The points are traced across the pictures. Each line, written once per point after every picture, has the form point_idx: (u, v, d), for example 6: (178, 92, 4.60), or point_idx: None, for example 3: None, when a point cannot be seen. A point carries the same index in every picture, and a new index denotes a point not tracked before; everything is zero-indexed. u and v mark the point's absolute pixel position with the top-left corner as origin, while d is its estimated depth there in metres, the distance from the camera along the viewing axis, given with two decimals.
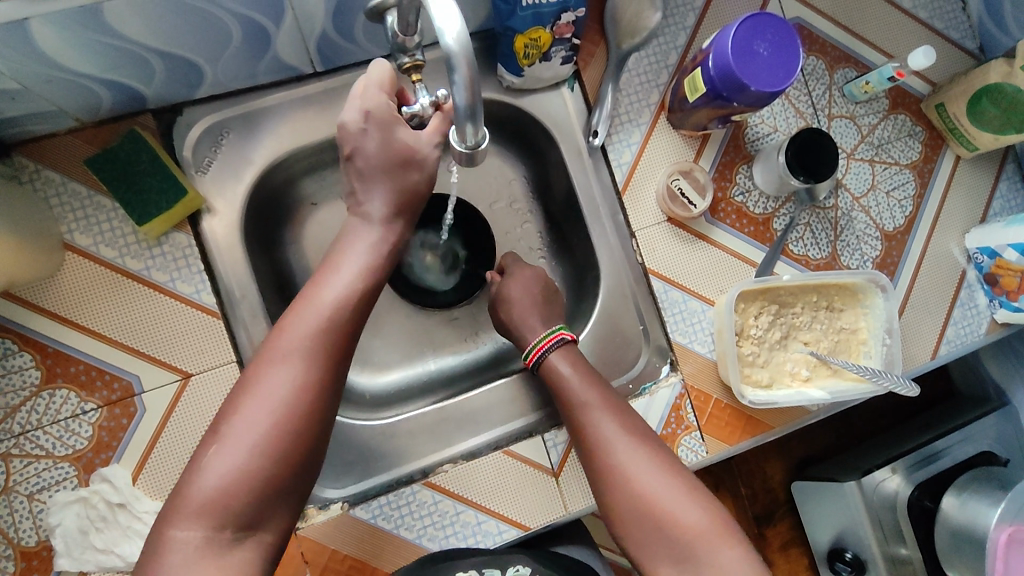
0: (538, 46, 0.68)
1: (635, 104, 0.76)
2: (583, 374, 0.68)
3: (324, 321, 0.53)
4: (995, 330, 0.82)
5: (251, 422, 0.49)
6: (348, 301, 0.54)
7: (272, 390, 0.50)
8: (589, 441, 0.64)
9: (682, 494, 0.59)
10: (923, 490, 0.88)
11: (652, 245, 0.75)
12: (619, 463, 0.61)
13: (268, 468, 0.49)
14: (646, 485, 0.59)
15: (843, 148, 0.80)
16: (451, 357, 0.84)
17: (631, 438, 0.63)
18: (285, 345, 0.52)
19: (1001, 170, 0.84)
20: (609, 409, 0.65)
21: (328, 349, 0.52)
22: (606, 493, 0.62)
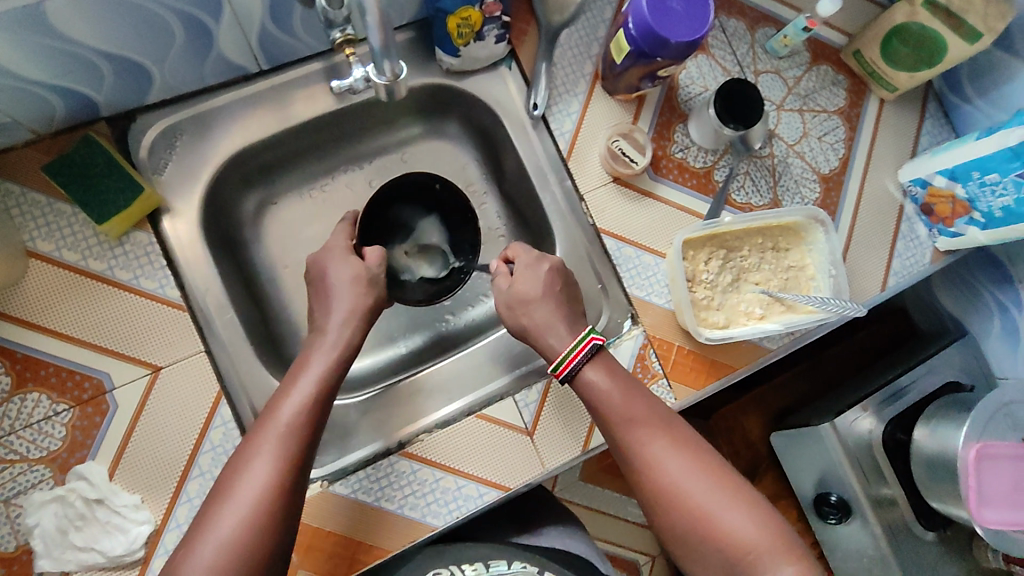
0: (470, 25, 0.71)
1: (571, 75, 0.80)
2: (621, 387, 0.67)
3: (290, 430, 0.57)
4: (939, 259, 0.86)
5: (219, 529, 0.52)
6: (311, 406, 0.59)
7: (241, 495, 0.54)
8: (637, 461, 0.64)
9: (736, 512, 0.61)
10: (896, 424, 0.92)
11: (601, 206, 0.78)
12: (671, 484, 0.62)
13: (239, 565, 0.51)
14: (700, 504, 0.62)
15: (772, 100, 0.85)
16: (419, 338, 0.86)
17: (680, 454, 0.64)
18: (252, 458, 0.55)
19: (925, 108, 0.89)
20: (656, 424, 0.65)
21: (295, 458, 0.56)
22: (658, 512, 0.64)
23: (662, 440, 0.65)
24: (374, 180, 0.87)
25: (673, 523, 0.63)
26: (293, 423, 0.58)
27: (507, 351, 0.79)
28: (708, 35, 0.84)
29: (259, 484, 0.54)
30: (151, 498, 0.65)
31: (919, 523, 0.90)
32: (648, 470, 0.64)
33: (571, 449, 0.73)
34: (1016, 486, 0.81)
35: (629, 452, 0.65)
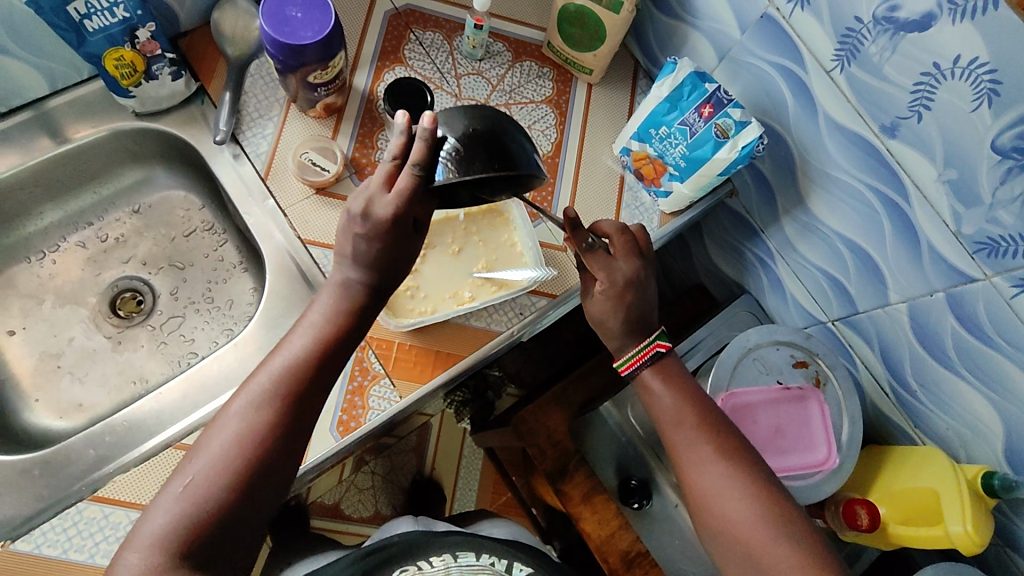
0: (129, 66, 0.74)
1: (264, 101, 0.82)
2: (680, 393, 0.70)
3: (284, 376, 0.57)
4: (667, 222, 0.87)
5: (194, 466, 0.53)
6: (314, 351, 0.59)
7: (224, 433, 0.54)
8: (679, 466, 0.67)
9: (783, 536, 0.61)
10: None
11: (304, 218, 0.79)
12: (710, 501, 0.64)
13: (216, 497, 0.52)
14: (738, 522, 0.63)
15: (476, 100, 0.89)
16: (158, 377, 0.83)
17: (739, 471, 0.65)
18: (237, 401, 0.56)
19: (635, 86, 0.94)
20: (702, 433, 0.67)
21: (284, 397, 0.56)
22: (699, 517, 0.66)
23: (713, 461, 0.66)
24: (104, 235, 0.89)
25: (718, 543, 0.64)
26: (297, 361, 0.58)
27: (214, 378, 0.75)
28: (405, 49, 0.88)
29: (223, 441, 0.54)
30: None
31: None
32: (693, 489, 0.66)
33: None
34: (776, 430, 0.81)
35: (687, 470, 0.66)
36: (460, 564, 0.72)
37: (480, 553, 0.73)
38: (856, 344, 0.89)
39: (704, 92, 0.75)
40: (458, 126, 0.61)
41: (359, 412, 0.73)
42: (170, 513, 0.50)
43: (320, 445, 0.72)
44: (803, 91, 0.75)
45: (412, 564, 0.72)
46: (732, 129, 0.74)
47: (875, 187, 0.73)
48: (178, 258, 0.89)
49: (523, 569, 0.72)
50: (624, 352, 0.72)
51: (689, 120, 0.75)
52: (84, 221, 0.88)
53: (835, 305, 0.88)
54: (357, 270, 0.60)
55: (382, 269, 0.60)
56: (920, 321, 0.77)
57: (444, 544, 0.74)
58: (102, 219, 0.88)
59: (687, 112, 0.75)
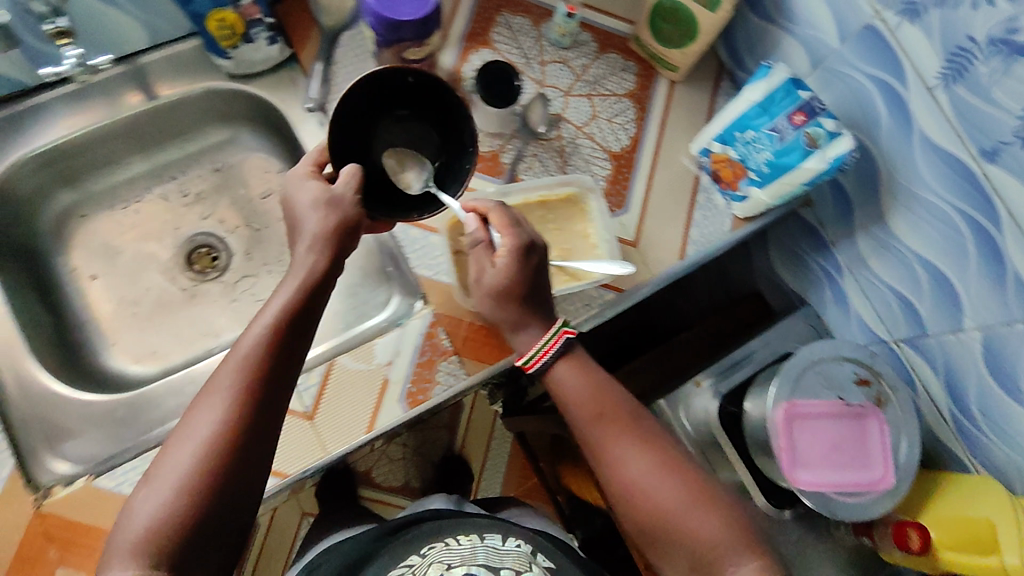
0: (230, 27, 0.75)
1: (353, 73, 0.83)
2: (587, 379, 0.67)
3: (243, 373, 0.56)
4: (740, 226, 0.87)
5: (172, 470, 0.52)
6: (257, 352, 0.57)
7: (187, 438, 0.54)
8: (605, 457, 0.64)
9: (710, 513, 0.61)
10: (728, 397, 0.92)
11: None
12: (635, 484, 0.63)
13: (194, 494, 0.52)
14: (665, 509, 0.61)
15: (558, 88, 0.88)
16: (229, 334, 0.86)
17: (663, 462, 0.64)
18: (200, 402, 0.55)
19: (717, 87, 0.93)
20: (628, 426, 0.65)
21: (244, 396, 0.55)
22: (623, 509, 0.64)
23: (630, 445, 0.64)
24: (186, 191, 0.91)
25: (646, 530, 0.62)
26: (246, 360, 0.56)
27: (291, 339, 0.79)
28: (492, 31, 0.89)
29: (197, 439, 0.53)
30: None
31: (766, 500, 0.87)
32: (614, 479, 0.64)
33: (356, 430, 0.73)
34: (833, 446, 0.81)
35: (597, 454, 0.65)
36: (486, 544, 0.71)
37: (506, 537, 0.73)
38: (919, 366, 0.87)
39: (798, 99, 0.74)
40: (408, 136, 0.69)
41: (427, 385, 0.75)
42: (150, 513, 0.51)
43: (388, 415, 0.73)
44: (900, 106, 0.73)
45: (441, 540, 0.72)
46: (823, 139, 0.73)
47: (964, 211, 0.72)
48: (254, 219, 0.92)
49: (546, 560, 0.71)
50: (530, 345, 0.67)
51: (779, 126, 0.75)
52: (166, 176, 0.90)
53: (903, 326, 0.87)
54: (319, 256, 0.62)
55: (330, 253, 0.62)
56: (994, 350, 0.76)
57: (473, 526, 0.75)
58: (184, 175, 0.91)
59: (778, 118, 0.75)
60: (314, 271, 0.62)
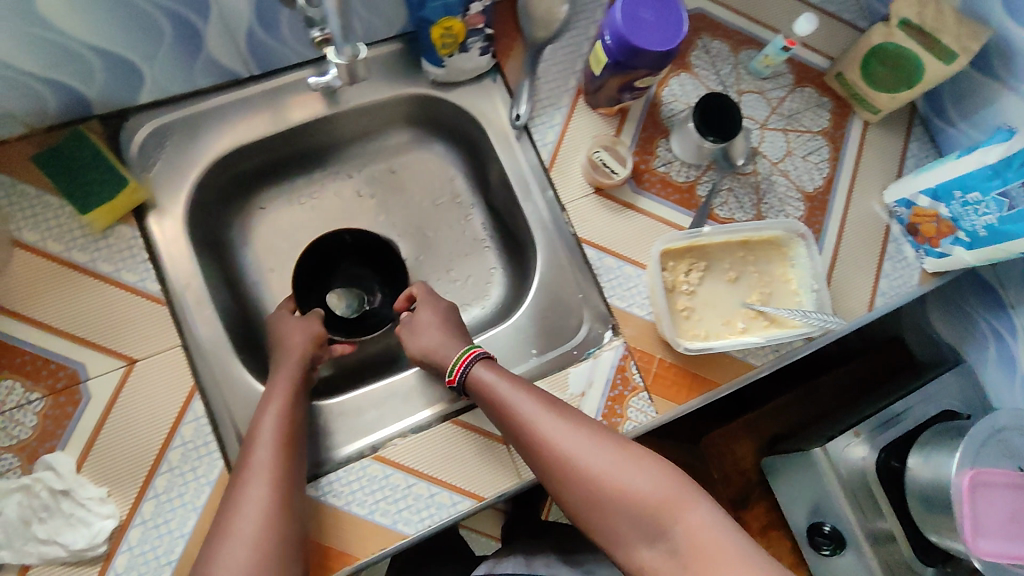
0: (453, 36, 0.73)
1: (555, 90, 0.81)
2: (509, 379, 0.66)
3: (274, 458, 0.61)
4: (928, 281, 0.85)
5: (241, 531, 0.55)
6: (281, 443, 0.62)
7: (252, 505, 0.57)
8: (520, 433, 0.62)
9: (638, 464, 0.58)
10: (889, 451, 0.90)
11: (583, 216, 0.79)
12: (574, 463, 0.59)
13: (264, 558, 0.55)
14: (595, 468, 0.58)
15: (755, 120, 0.86)
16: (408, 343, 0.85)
17: (610, 439, 0.60)
18: (257, 467, 0.59)
19: (910, 132, 0.90)
20: (540, 402, 0.63)
21: (284, 483, 0.59)
22: (558, 485, 0.60)
23: (563, 424, 0.62)
24: (362, 190, 0.90)
25: (572, 497, 0.59)
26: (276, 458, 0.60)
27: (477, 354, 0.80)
28: (691, 56, 0.86)
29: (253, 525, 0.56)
30: (118, 492, 0.63)
31: (915, 555, 0.87)
32: (535, 448, 0.61)
33: None
34: (1012, 517, 0.77)
35: (509, 419, 0.63)
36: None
37: None
38: None
39: None
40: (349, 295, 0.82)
41: (619, 421, 0.74)
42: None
43: None
44: None
45: None
46: None
47: None
48: (427, 225, 0.91)
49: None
50: (450, 360, 0.70)
51: (1012, 192, 0.72)
52: (343, 173, 0.89)
53: None
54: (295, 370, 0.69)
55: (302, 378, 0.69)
56: None
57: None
58: (362, 173, 0.90)
59: (1012, 184, 0.71)
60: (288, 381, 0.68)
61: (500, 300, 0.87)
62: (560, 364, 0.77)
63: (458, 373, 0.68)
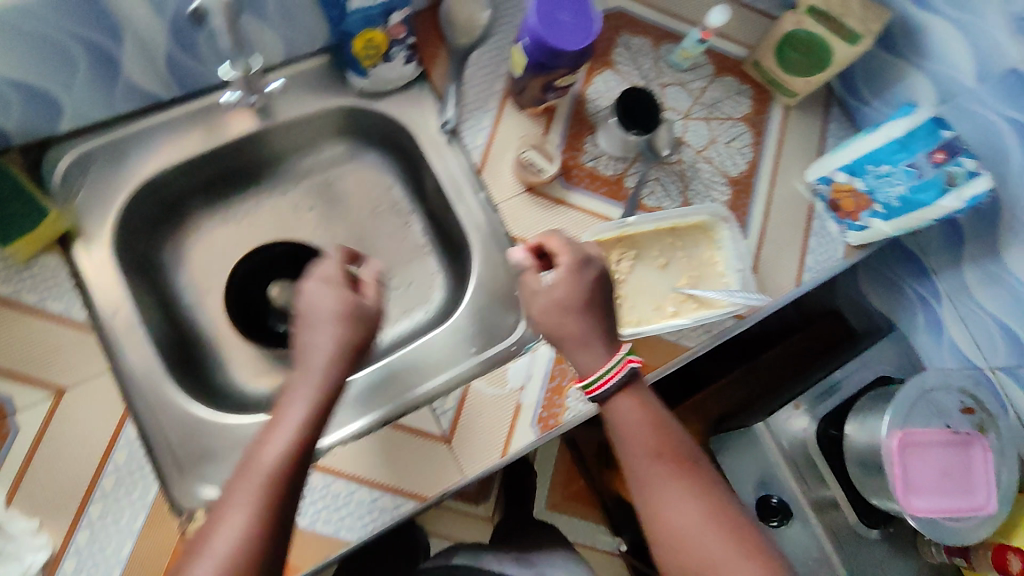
0: (376, 47, 0.74)
1: (482, 93, 0.82)
2: (654, 425, 0.64)
3: (290, 464, 0.55)
4: (852, 254, 0.88)
5: (216, 550, 0.50)
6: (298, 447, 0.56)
7: (257, 508, 0.52)
8: (642, 491, 0.63)
9: (742, 562, 0.59)
10: (827, 420, 0.95)
11: (515, 215, 0.80)
12: (676, 534, 0.60)
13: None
14: (709, 556, 0.59)
15: (678, 111, 0.89)
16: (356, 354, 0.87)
17: (678, 488, 0.62)
18: (280, 463, 0.54)
19: (828, 113, 0.93)
20: (675, 478, 0.62)
21: (281, 489, 0.54)
22: (658, 557, 0.62)
23: (681, 489, 0.62)
24: (298, 204, 0.90)
25: (669, 561, 0.61)
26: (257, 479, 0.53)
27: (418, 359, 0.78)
28: (614, 53, 0.88)
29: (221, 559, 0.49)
30: (52, 523, 0.62)
31: (858, 520, 0.92)
32: (657, 519, 0.62)
33: (490, 455, 0.73)
34: (942, 473, 0.83)
35: (641, 476, 0.63)
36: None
37: None
38: (1015, 393, 0.90)
39: (940, 138, 0.74)
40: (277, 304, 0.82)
41: (558, 411, 0.75)
42: None
43: (523, 438, 0.74)
44: None
45: None
46: (962, 178, 0.74)
47: None
48: (366, 234, 0.91)
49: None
50: (602, 363, 0.65)
51: (919, 163, 0.76)
52: (277, 189, 0.89)
53: (1001, 353, 0.90)
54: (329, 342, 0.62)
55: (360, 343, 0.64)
56: None
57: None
58: (297, 188, 0.90)
59: (918, 154, 0.76)
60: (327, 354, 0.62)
61: (441, 301, 0.88)
62: (499, 361, 0.77)
63: (602, 386, 0.64)
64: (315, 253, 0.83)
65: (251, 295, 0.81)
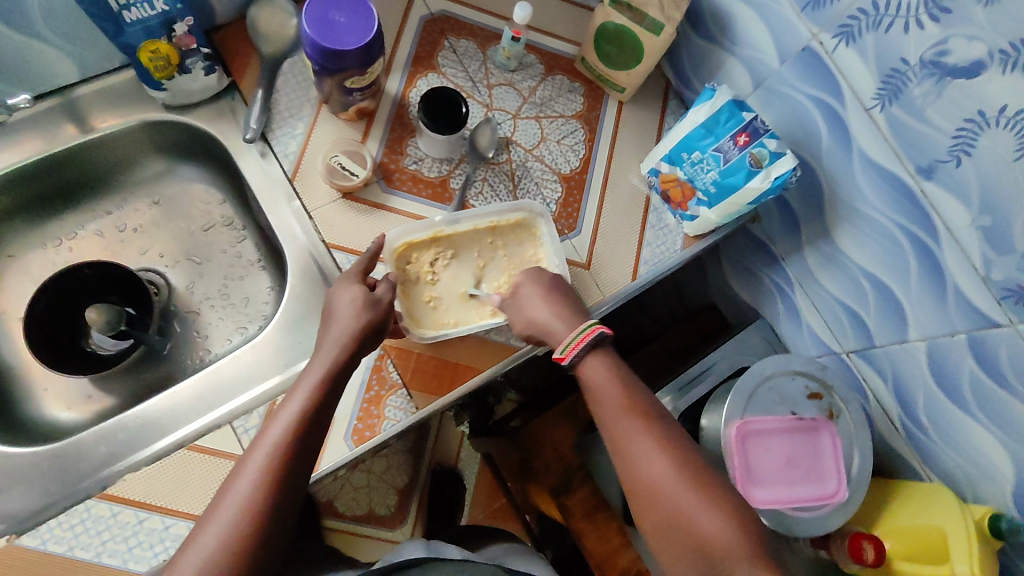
0: (163, 58, 0.73)
1: (295, 100, 0.81)
2: (612, 384, 0.65)
3: (275, 455, 0.57)
4: (691, 245, 0.87)
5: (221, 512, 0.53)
6: (285, 448, 0.57)
7: (241, 484, 0.55)
8: (618, 453, 0.63)
9: (700, 505, 0.58)
10: (686, 417, 0.92)
11: (328, 221, 0.78)
12: (654, 487, 0.60)
13: (223, 567, 0.51)
14: (668, 507, 0.59)
15: (506, 111, 0.87)
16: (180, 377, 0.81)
17: (654, 445, 0.61)
18: (249, 465, 0.56)
19: (665, 106, 0.93)
20: (644, 430, 0.62)
21: (280, 474, 0.56)
22: (645, 518, 0.61)
23: (650, 440, 0.62)
24: (122, 224, 0.87)
25: (653, 522, 0.60)
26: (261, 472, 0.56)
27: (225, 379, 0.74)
28: (438, 56, 0.87)
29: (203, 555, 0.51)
30: None
31: None
32: (630, 478, 0.62)
33: None
34: (789, 460, 0.82)
35: (618, 445, 0.63)
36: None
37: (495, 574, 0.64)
38: (869, 376, 0.89)
39: (741, 120, 0.74)
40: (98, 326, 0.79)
41: (375, 422, 0.72)
42: None
43: (333, 454, 0.70)
44: (840, 126, 0.75)
45: None
46: (766, 159, 0.73)
47: (904, 226, 0.73)
48: (196, 252, 0.88)
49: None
50: (564, 337, 0.69)
51: (724, 147, 0.76)
52: (99, 210, 0.86)
53: (851, 337, 0.89)
54: (368, 313, 0.67)
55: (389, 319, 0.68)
56: (938, 362, 0.78)
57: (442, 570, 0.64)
58: (120, 209, 0.87)
59: (723, 139, 0.75)
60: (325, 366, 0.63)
61: (269, 314, 0.85)
62: None
63: (573, 353, 0.67)
64: (126, 268, 0.78)
65: (64, 319, 0.79)
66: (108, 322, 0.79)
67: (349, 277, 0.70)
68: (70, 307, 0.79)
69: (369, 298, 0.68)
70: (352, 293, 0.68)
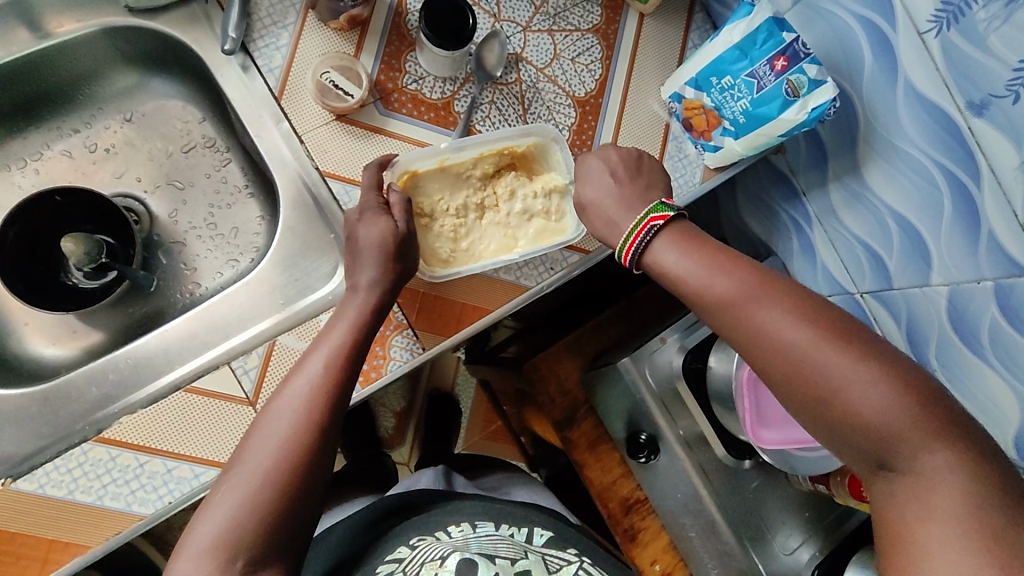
0: None
1: (278, 5, 0.72)
2: (709, 267, 0.57)
3: (313, 389, 0.55)
4: (711, 177, 0.81)
5: (261, 440, 0.52)
6: (325, 385, 0.55)
7: (278, 417, 0.54)
8: (744, 338, 0.55)
9: (865, 377, 0.49)
10: (694, 353, 0.92)
11: (322, 146, 0.71)
12: (794, 364, 0.52)
13: (261, 497, 0.50)
14: (823, 382, 0.50)
15: (516, 22, 0.78)
16: (172, 312, 0.77)
17: (797, 314, 0.53)
18: (266, 426, 0.53)
19: (690, 20, 0.84)
20: (774, 303, 0.54)
21: (303, 433, 0.53)
22: (790, 399, 0.53)
23: (780, 313, 0.53)
24: (93, 142, 0.79)
25: (796, 398, 0.53)
26: (298, 407, 0.54)
27: (217, 317, 0.70)
28: None
29: (251, 475, 0.51)
30: None
31: (726, 453, 0.91)
32: (763, 356, 0.54)
33: None
34: None
35: (746, 323, 0.54)
36: (479, 534, 0.63)
37: (499, 523, 0.64)
38: (882, 318, 0.84)
39: (781, 42, 0.67)
40: (78, 261, 0.73)
41: (380, 363, 0.69)
42: (215, 516, 0.49)
43: None
44: (887, 52, 0.69)
45: (430, 533, 0.63)
46: (805, 88, 0.67)
47: (946, 166, 0.68)
48: (176, 176, 0.81)
49: (544, 534, 0.64)
50: (623, 231, 0.64)
51: (759, 73, 0.69)
52: (68, 127, 0.79)
53: (870, 279, 0.84)
54: (372, 256, 0.62)
55: (396, 261, 0.63)
56: (960, 308, 0.73)
57: (463, 513, 0.64)
58: (91, 126, 0.79)
59: (758, 63, 0.69)
60: (353, 306, 0.61)
61: (262, 247, 0.80)
62: (308, 316, 0.71)
63: (631, 256, 0.62)
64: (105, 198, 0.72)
65: (39, 250, 0.73)
66: (92, 258, 0.73)
67: (371, 208, 0.65)
68: (42, 239, 0.73)
69: (396, 237, 0.63)
70: (379, 228, 0.63)
